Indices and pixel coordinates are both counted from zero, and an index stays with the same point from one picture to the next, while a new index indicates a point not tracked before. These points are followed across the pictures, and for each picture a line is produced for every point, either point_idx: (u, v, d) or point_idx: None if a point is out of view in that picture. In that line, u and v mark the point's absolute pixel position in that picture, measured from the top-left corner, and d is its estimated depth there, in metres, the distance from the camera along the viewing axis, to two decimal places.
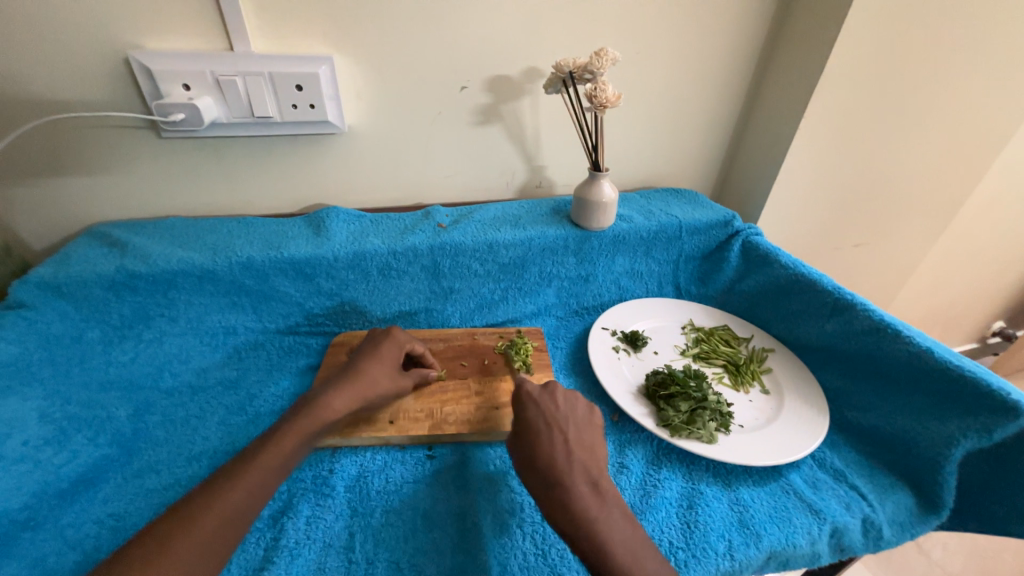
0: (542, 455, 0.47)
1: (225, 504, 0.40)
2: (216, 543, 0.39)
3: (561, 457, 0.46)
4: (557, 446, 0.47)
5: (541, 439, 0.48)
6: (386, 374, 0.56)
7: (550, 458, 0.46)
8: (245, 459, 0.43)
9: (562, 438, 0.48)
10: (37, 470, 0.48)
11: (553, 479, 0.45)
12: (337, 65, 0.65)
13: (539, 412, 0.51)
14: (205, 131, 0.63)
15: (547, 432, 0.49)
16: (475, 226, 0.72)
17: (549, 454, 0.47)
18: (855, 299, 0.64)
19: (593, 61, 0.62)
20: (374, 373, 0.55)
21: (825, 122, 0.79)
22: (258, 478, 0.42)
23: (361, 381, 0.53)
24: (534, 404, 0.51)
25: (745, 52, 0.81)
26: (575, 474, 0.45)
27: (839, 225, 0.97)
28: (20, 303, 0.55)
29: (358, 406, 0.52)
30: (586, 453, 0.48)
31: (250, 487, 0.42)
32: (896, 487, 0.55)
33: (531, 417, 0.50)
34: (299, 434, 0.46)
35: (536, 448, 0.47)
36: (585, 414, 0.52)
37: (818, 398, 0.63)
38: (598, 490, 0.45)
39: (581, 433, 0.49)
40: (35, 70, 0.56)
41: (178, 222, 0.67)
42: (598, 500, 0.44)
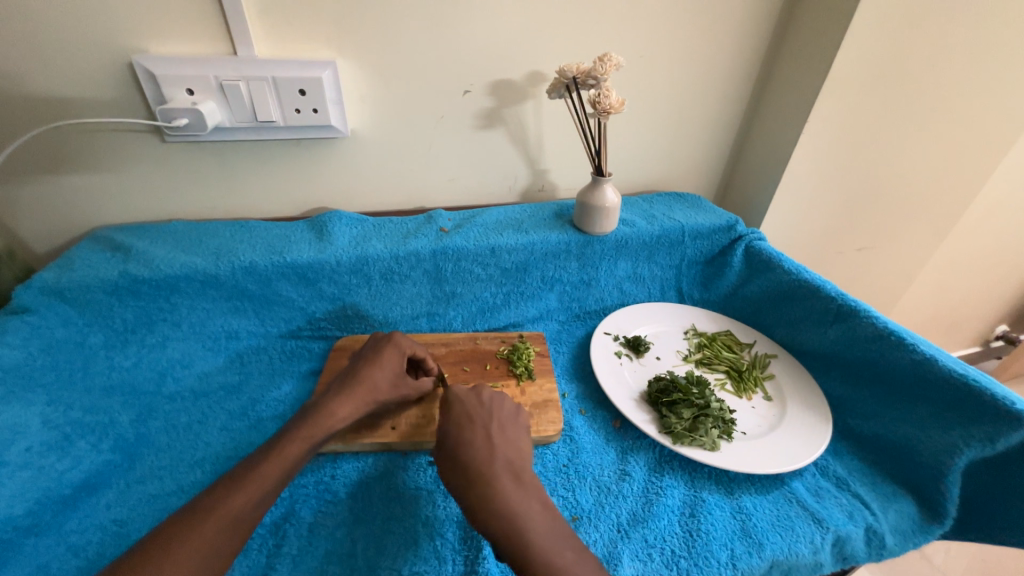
0: (464, 450, 0.47)
1: (229, 509, 0.41)
2: (217, 548, 0.39)
3: (483, 451, 0.47)
4: (479, 442, 0.48)
5: (464, 436, 0.48)
6: (389, 379, 0.56)
7: (471, 453, 0.46)
8: (249, 466, 0.44)
9: (485, 433, 0.48)
10: (40, 476, 0.47)
11: (476, 474, 0.45)
12: (341, 69, 0.65)
13: (463, 408, 0.50)
14: (208, 135, 0.63)
15: (470, 429, 0.49)
16: (477, 231, 0.72)
17: (471, 451, 0.47)
18: (858, 306, 0.64)
19: (597, 66, 0.62)
20: (374, 380, 0.55)
21: (829, 126, 0.79)
22: (261, 484, 0.43)
23: (361, 390, 0.54)
24: (457, 401, 0.51)
25: (750, 56, 0.81)
26: (497, 468, 0.45)
27: (843, 229, 0.97)
28: (23, 308, 0.55)
29: (360, 412, 0.53)
30: (509, 448, 0.48)
31: (254, 493, 0.42)
32: (899, 496, 0.54)
33: (456, 414, 0.50)
34: (302, 443, 0.48)
35: (455, 445, 0.47)
36: (510, 411, 0.52)
37: (821, 405, 0.63)
38: (519, 482, 0.45)
39: (502, 429, 0.50)
40: (39, 74, 0.56)
41: (181, 226, 0.67)
42: (520, 494, 0.44)
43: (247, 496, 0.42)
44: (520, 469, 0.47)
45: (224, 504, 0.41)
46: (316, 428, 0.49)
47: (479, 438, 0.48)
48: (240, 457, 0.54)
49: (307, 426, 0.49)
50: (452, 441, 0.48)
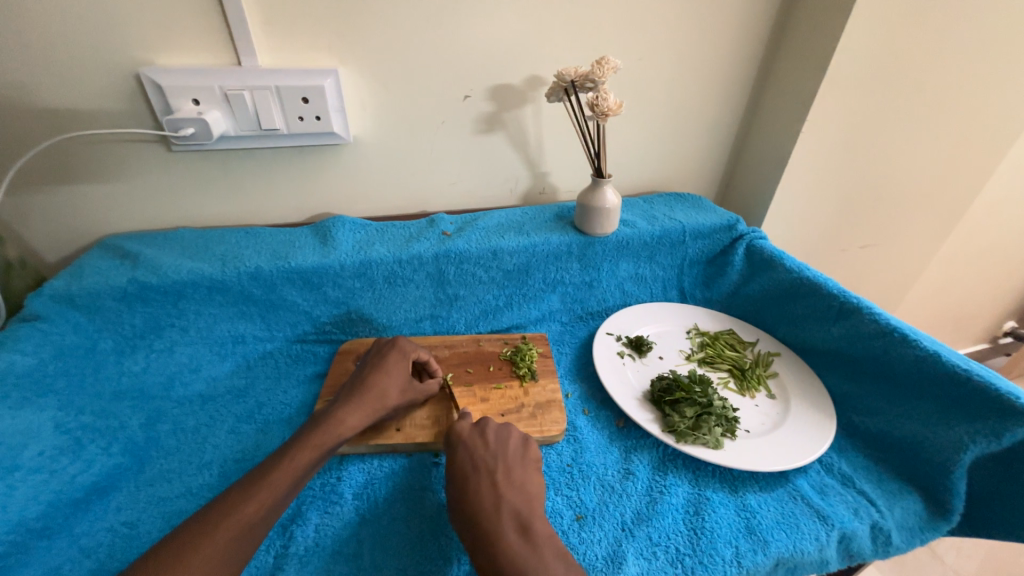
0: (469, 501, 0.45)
1: (242, 516, 0.41)
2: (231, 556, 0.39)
3: (488, 500, 0.45)
4: (483, 490, 0.46)
5: (468, 486, 0.47)
6: (396, 386, 0.57)
7: (476, 503, 0.45)
8: (261, 474, 0.45)
9: (489, 480, 0.47)
10: (53, 479, 0.48)
11: (480, 526, 0.43)
12: (343, 77, 0.66)
13: (468, 455, 0.50)
14: (213, 144, 0.64)
15: (475, 476, 0.48)
16: (479, 233, 0.73)
17: (476, 501, 0.45)
18: (860, 303, 0.64)
19: (594, 70, 0.63)
20: (381, 385, 0.56)
21: (828, 124, 0.79)
22: (274, 493, 0.43)
23: (369, 397, 0.54)
24: (461, 446, 0.50)
25: (747, 56, 0.81)
26: (502, 519, 0.44)
27: (845, 227, 0.97)
28: (34, 315, 0.56)
29: (371, 418, 0.54)
30: (516, 494, 0.46)
31: (266, 501, 0.43)
32: (905, 492, 0.54)
33: (460, 461, 0.49)
34: (313, 450, 0.48)
35: (461, 497, 0.46)
36: (517, 450, 0.51)
37: (824, 402, 0.63)
38: (526, 533, 0.43)
39: (509, 472, 0.48)
40: (50, 87, 0.57)
41: (188, 233, 0.69)
42: (528, 545, 0.42)
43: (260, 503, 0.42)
44: (529, 518, 0.44)
45: (238, 511, 0.41)
46: (327, 433, 0.49)
47: (484, 484, 0.47)
48: (247, 460, 0.55)
49: (319, 433, 0.49)
50: (459, 492, 0.47)
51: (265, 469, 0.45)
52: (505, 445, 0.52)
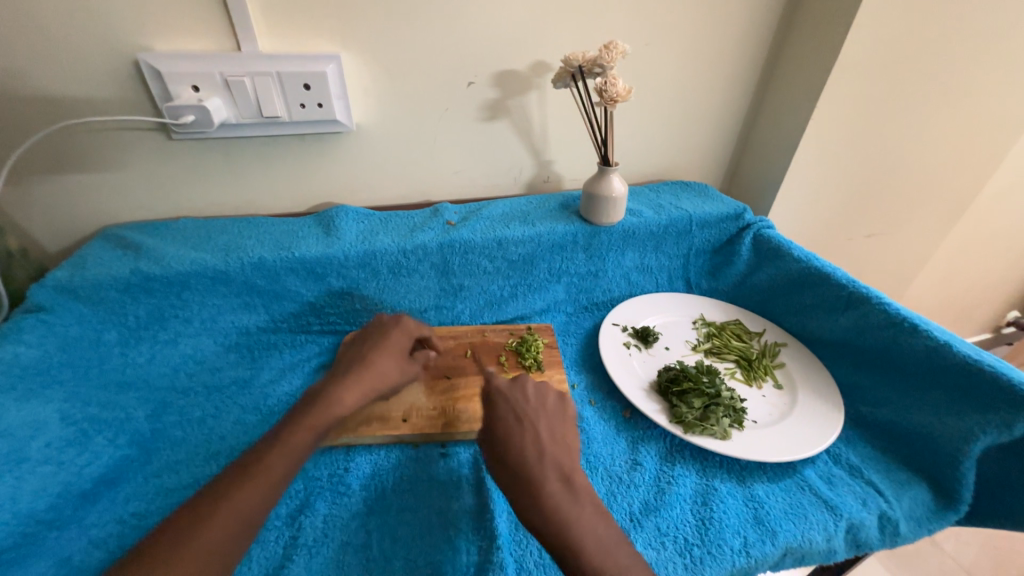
0: (512, 448, 0.46)
1: (237, 504, 0.40)
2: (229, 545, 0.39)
3: (532, 451, 0.46)
4: (526, 441, 0.47)
5: (512, 436, 0.47)
6: (394, 367, 0.55)
7: (521, 454, 0.46)
8: (256, 460, 0.43)
9: (533, 432, 0.47)
10: (61, 471, 0.48)
11: (526, 476, 0.44)
12: (345, 63, 0.64)
13: (508, 406, 0.50)
14: (214, 132, 0.63)
15: (517, 428, 0.48)
16: (483, 223, 0.72)
17: (519, 453, 0.46)
18: (870, 293, 0.63)
19: (602, 55, 0.61)
20: (381, 364, 0.54)
21: (839, 111, 0.78)
22: (268, 478, 0.42)
23: (371, 373, 0.53)
24: (501, 400, 0.50)
25: (756, 40, 0.79)
26: (547, 472, 0.44)
27: (852, 216, 0.96)
28: (38, 307, 0.56)
29: (368, 398, 0.52)
30: (561, 448, 0.47)
31: (262, 486, 0.42)
32: (912, 482, 0.54)
33: (501, 412, 0.49)
34: (307, 431, 0.46)
35: (506, 444, 0.46)
36: (557, 402, 0.51)
37: (832, 392, 0.63)
38: (569, 483, 0.44)
39: (552, 427, 0.49)
40: (46, 74, 0.56)
41: (189, 223, 0.68)
42: (569, 496, 0.43)
43: (255, 490, 0.41)
44: (571, 469, 0.45)
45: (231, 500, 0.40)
46: (325, 412, 0.48)
47: (528, 435, 0.47)
48: None
49: (316, 412, 0.47)
50: (504, 441, 0.47)
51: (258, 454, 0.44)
52: (544, 397, 0.52)
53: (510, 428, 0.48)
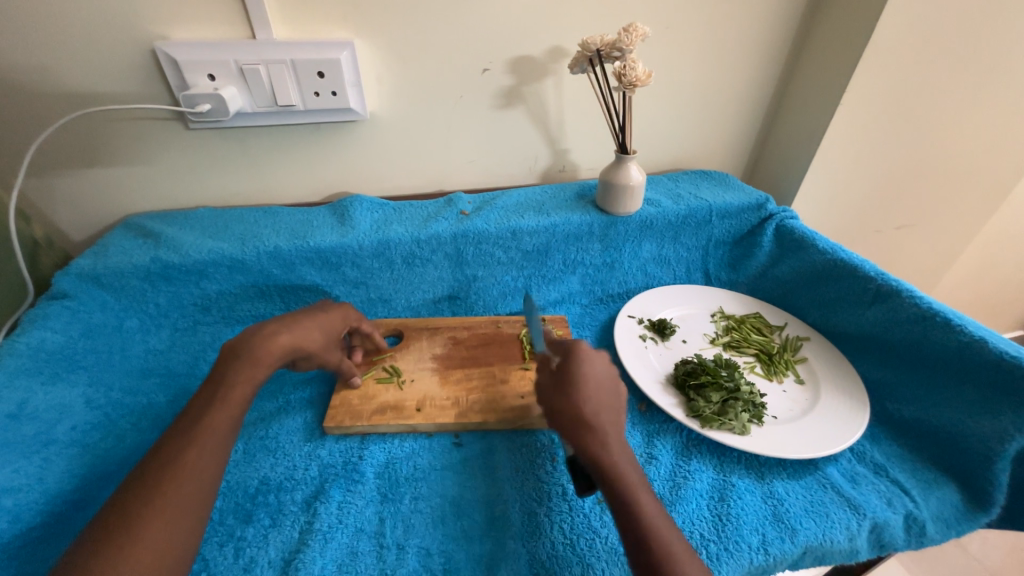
0: (592, 407, 0.46)
1: (192, 464, 0.40)
2: (196, 505, 0.39)
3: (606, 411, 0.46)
4: (603, 403, 0.46)
5: (592, 396, 0.46)
6: (323, 335, 0.55)
7: (597, 412, 0.45)
8: (195, 420, 0.42)
9: (609, 397, 0.47)
10: (86, 454, 0.49)
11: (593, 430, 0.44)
12: (358, 50, 0.64)
13: (592, 369, 0.49)
14: (231, 121, 0.63)
15: (598, 390, 0.47)
16: (498, 213, 0.71)
17: (596, 410, 0.46)
18: (899, 286, 0.61)
19: (621, 37, 0.59)
20: (309, 328, 0.54)
21: (871, 95, 0.74)
22: (211, 439, 0.41)
23: (299, 331, 0.52)
24: (589, 363, 0.49)
25: (783, 21, 0.76)
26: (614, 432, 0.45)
27: (881, 206, 0.92)
28: (62, 294, 0.57)
29: (290, 355, 0.51)
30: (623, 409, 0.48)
31: (207, 447, 0.41)
32: (941, 483, 0.52)
33: (585, 373, 0.48)
34: (244, 389, 0.45)
35: (584, 400, 0.46)
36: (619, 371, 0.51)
37: (857, 388, 0.60)
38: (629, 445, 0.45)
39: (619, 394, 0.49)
40: (66, 64, 0.57)
41: (208, 212, 0.69)
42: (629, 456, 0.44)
43: (202, 450, 0.41)
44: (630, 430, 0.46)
45: (179, 462, 0.39)
46: (257, 367, 0.47)
47: (606, 397, 0.47)
48: (269, 438, 0.55)
49: (248, 366, 0.46)
50: (584, 399, 0.46)
51: (193, 416, 0.43)
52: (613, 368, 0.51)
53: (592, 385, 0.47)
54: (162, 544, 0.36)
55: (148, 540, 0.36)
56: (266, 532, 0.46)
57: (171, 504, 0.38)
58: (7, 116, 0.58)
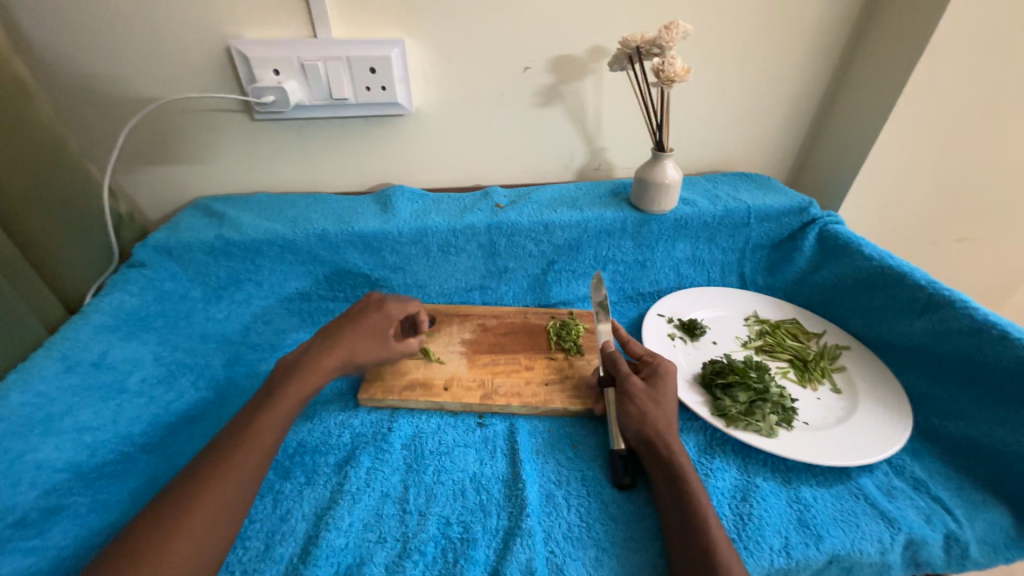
0: (660, 419, 0.50)
1: (240, 461, 0.43)
2: (237, 504, 0.42)
3: (671, 425, 0.50)
4: (669, 419, 0.50)
5: (660, 410, 0.51)
6: (369, 339, 0.56)
7: (668, 425, 0.50)
8: (244, 427, 0.46)
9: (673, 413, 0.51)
10: (152, 403, 0.55)
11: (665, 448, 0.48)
12: (408, 48, 0.67)
13: (667, 385, 0.53)
14: (291, 113, 0.69)
15: (665, 404, 0.51)
16: (532, 206, 0.73)
17: (665, 423, 0.50)
18: (953, 295, 0.57)
19: (661, 34, 0.60)
20: (354, 341, 0.55)
21: (932, 96, 0.70)
22: (258, 441, 0.45)
23: (340, 351, 0.53)
24: (664, 380, 0.54)
25: (836, 20, 0.73)
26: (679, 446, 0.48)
27: (940, 217, 0.86)
28: (140, 263, 0.64)
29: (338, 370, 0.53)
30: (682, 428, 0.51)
31: (254, 451, 0.45)
32: (989, 505, 0.48)
33: (660, 388, 0.52)
34: (290, 401, 0.49)
35: (654, 413, 0.50)
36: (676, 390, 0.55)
37: (900, 400, 0.58)
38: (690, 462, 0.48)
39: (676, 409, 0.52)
40: (155, 59, 0.64)
41: (265, 197, 0.75)
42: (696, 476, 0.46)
43: (251, 452, 0.44)
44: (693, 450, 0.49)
45: (230, 462, 0.43)
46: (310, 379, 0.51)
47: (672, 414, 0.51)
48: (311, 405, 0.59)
49: (302, 380, 0.50)
50: (653, 411, 0.50)
51: (247, 418, 0.47)
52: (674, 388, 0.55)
53: (658, 402, 0.51)
54: (203, 534, 0.39)
55: (193, 531, 0.39)
56: (302, 488, 0.50)
57: (214, 502, 0.41)
58: (105, 105, 0.66)
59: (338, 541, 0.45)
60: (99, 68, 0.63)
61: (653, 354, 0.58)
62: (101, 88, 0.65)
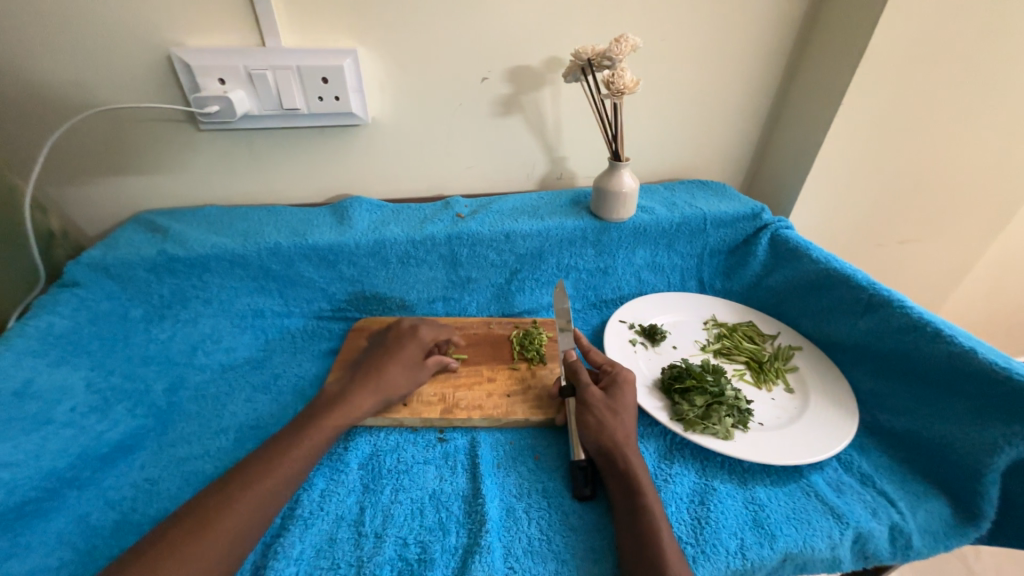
0: (617, 429, 0.50)
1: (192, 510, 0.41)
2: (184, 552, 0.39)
3: (628, 436, 0.50)
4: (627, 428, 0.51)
5: (618, 419, 0.51)
6: (404, 374, 0.58)
7: (625, 436, 0.50)
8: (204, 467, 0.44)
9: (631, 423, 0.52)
10: (81, 435, 0.51)
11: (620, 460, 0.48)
12: (361, 58, 0.67)
13: (625, 395, 0.54)
14: (239, 123, 0.67)
15: (623, 414, 0.52)
16: (493, 216, 0.73)
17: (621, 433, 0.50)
18: (891, 296, 0.60)
19: (612, 47, 0.61)
20: (394, 376, 0.57)
21: (868, 106, 0.74)
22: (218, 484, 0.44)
23: (381, 387, 0.55)
24: (623, 389, 0.54)
25: (779, 36, 0.77)
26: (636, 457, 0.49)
27: (884, 220, 0.91)
28: (74, 282, 0.60)
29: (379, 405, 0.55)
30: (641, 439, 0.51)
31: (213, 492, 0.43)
32: (930, 495, 0.51)
33: (618, 398, 0.53)
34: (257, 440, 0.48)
35: (611, 424, 0.51)
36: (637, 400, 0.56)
37: (847, 398, 0.60)
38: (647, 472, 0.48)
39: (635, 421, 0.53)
40: (89, 67, 0.61)
41: (214, 210, 0.71)
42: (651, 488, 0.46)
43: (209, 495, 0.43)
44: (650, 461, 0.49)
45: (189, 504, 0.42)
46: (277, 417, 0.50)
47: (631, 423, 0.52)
48: (260, 427, 0.57)
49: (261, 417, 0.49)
50: (610, 421, 0.51)
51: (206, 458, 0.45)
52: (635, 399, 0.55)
53: (616, 411, 0.52)
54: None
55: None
56: None
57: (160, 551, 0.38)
58: (35, 116, 0.62)
59: (286, 571, 0.43)
60: (28, 77, 0.60)
61: (613, 363, 0.59)
62: (29, 98, 0.61)
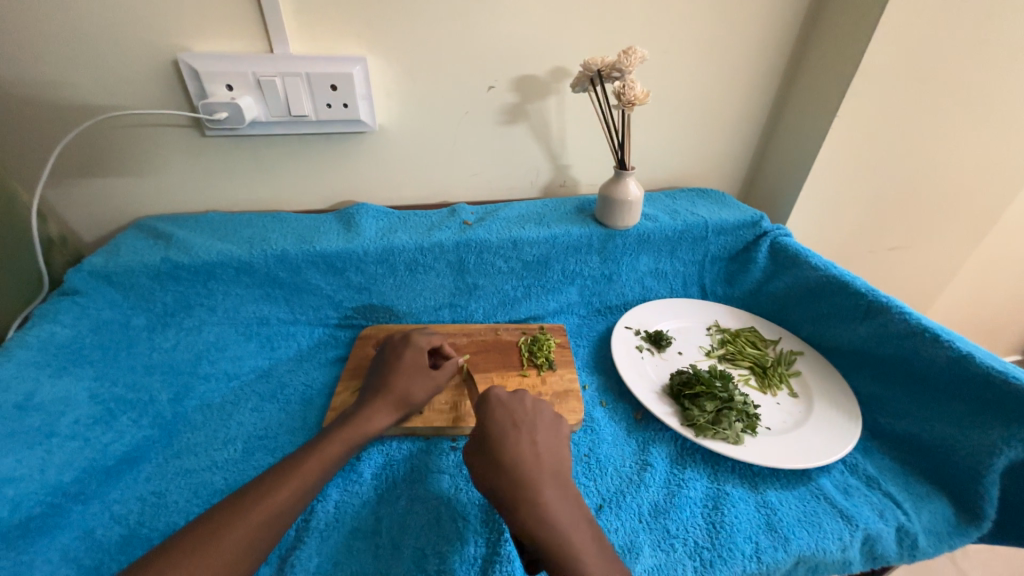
0: (509, 454, 0.44)
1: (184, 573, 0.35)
2: None
3: (529, 457, 0.44)
4: (524, 447, 0.45)
5: (508, 442, 0.45)
6: (415, 378, 0.55)
7: (517, 459, 0.44)
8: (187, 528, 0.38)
9: (529, 439, 0.46)
10: (87, 447, 0.50)
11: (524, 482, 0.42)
12: (370, 66, 0.67)
13: (506, 412, 0.48)
14: (245, 130, 0.66)
15: (515, 433, 0.46)
16: (500, 223, 0.73)
17: (515, 456, 0.44)
18: (890, 302, 0.62)
19: (621, 59, 0.62)
20: (405, 385, 0.54)
21: (861, 119, 0.77)
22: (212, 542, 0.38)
23: (394, 394, 0.53)
24: (501, 405, 0.48)
25: (776, 50, 0.79)
26: (545, 477, 0.43)
27: (875, 227, 0.94)
28: (74, 290, 0.59)
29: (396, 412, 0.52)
30: (554, 455, 0.46)
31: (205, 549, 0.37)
32: (933, 496, 0.52)
33: (499, 415, 0.47)
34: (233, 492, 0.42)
35: (499, 452, 0.44)
36: (532, 407, 0.50)
37: (850, 402, 0.61)
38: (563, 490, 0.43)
39: (547, 433, 0.48)
40: (93, 73, 0.60)
41: (218, 216, 0.71)
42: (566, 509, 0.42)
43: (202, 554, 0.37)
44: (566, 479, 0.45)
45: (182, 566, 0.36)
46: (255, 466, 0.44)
47: (524, 438, 0.46)
48: (269, 438, 0.56)
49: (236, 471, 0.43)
50: (498, 448, 0.45)
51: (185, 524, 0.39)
52: (540, 413, 0.50)
53: (511, 427, 0.47)
54: None
55: None
56: None
57: None
58: (34, 119, 0.61)
59: None
60: (27, 80, 0.58)
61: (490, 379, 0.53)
62: (28, 102, 0.60)
